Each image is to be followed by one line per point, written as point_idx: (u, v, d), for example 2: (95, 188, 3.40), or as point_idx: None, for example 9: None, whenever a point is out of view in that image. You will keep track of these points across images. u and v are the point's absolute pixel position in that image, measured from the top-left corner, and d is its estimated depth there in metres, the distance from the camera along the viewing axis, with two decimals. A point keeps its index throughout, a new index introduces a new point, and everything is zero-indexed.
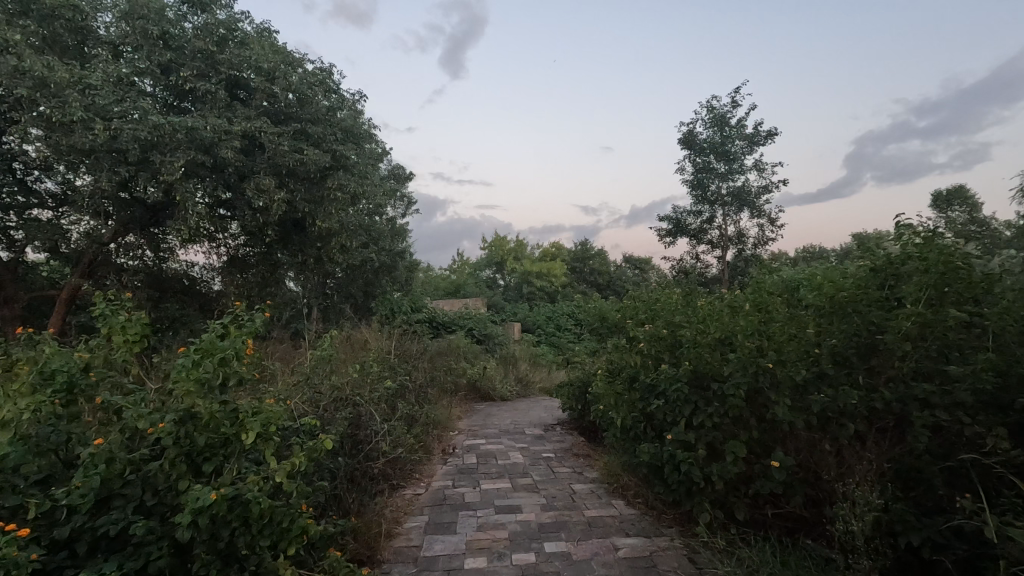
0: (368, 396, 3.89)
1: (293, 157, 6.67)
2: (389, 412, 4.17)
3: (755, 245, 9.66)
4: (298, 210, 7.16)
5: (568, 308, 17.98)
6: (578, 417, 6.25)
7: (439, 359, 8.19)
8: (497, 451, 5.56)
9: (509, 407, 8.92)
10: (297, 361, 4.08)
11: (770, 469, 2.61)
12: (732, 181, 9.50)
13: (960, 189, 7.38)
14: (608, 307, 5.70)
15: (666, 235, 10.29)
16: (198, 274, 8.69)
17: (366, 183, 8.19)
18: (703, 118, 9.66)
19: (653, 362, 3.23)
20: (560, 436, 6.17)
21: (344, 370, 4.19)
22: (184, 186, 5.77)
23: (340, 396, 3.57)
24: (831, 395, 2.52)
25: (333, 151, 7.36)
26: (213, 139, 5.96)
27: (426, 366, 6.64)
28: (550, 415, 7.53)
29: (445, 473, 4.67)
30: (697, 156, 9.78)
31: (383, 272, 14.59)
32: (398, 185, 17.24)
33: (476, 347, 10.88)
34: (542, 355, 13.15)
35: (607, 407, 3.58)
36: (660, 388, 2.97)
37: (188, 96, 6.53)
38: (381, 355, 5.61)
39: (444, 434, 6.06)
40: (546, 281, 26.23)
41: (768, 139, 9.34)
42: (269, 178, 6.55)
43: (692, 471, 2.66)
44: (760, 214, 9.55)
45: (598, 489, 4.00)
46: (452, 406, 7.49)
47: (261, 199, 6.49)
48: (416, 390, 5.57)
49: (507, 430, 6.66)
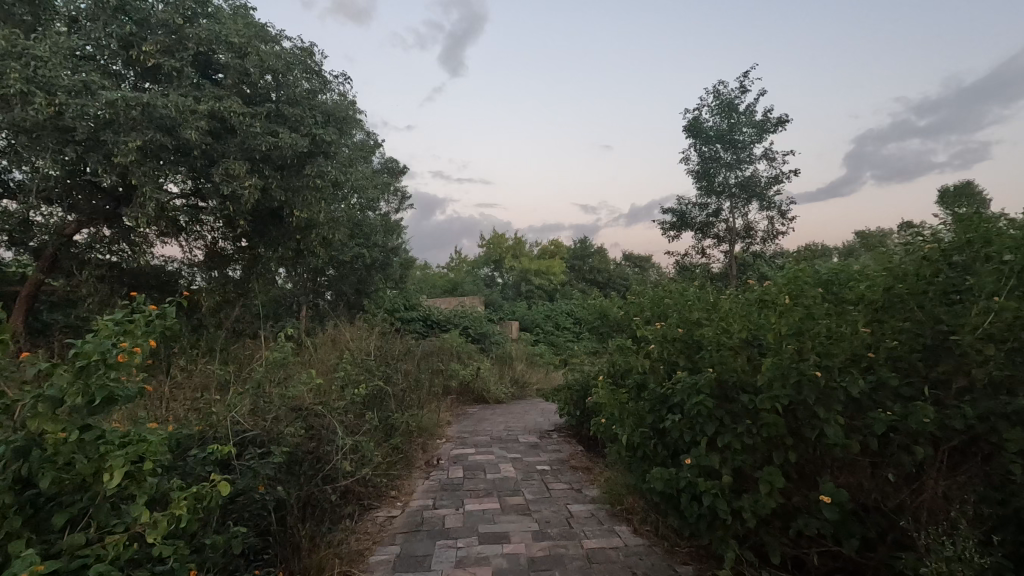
0: (332, 405, 3.36)
1: (267, 140, 6.15)
2: (356, 422, 3.65)
3: (764, 239, 9.12)
4: (275, 198, 6.63)
5: (567, 307, 17.42)
6: (576, 423, 5.74)
7: (428, 360, 7.67)
8: (486, 462, 5.03)
9: (503, 410, 8.40)
10: (253, 364, 3.55)
11: (814, 504, 2.10)
12: (740, 171, 8.96)
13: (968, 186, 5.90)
14: (610, 303, 5.17)
15: (670, 228, 9.75)
16: (177, 269, 8.05)
17: (349, 172, 7.65)
18: (709, 104, 9.10)
19: (665, 366, 2.71)
20: (556, 445, 5.63)
21: (306, 375, 3.66)
22: (141, 169, 5.27)
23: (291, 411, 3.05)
24: (893, 411, 2.00)
25: (312, 134, 6.81)
26: (176, 120, 5.40)
27: (412, 368, 6.10)
28: (547, 420, 7.02)
29: (426, 490, 4.14)
30: (702, 145, 9.24)
31: (377, 269, 14.00)
32: (392, 179, 16.68)
33: (470, 346, 10.35)
34: (540, 355, 12.62)
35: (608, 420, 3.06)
36: (675, 400, 2.45)
37: (153, 73, 5.98)
38: (359, 357, 5.08)
39: (429, 442, 5.53)
40: (544, 279, 25.72)
41: (779, 126, 8.79)
42: (240, 162, 6.03)
43: (718, 506, 2.14)
44: (770, 207, 9.01)
45: (599, 512, 3.48)
46: (441, 410, 6.96)
47: (230, 185, 5.96)
48: (396, 395, 5.03)
49: (499, 437, 6.12)
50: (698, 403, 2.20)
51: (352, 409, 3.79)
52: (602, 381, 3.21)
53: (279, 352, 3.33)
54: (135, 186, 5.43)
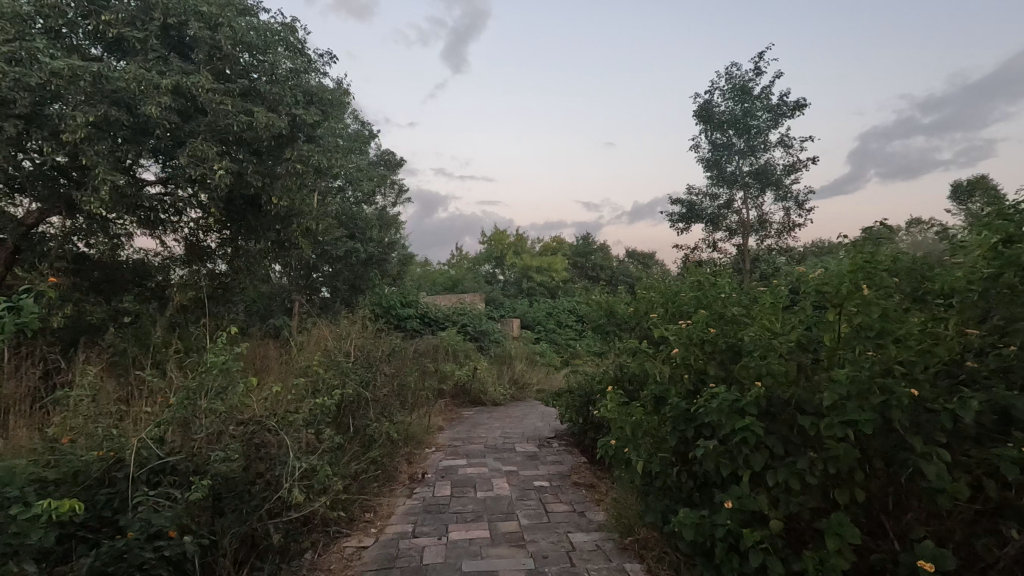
0: (288, 418, 2.82)
1: (241, 118, 5.64)
2: (321, 436, 3.11)
3: (779, 232, 8.55)
4: (251, 184, 6.10)
5: (569, 305, 16.86)
6: (578, 431, 5.20)
7: (418, 360, 7.14)
8: (478, 476, 4.48)
9: (501, 413, 7.86)
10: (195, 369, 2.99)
11: (901, 566, 1.57)
12: (754, 159, 8.39)
13: (983, 178, 5.49)
14: (617, 298, 4.62)
15: (679, 220, 9.18)
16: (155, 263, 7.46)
17: (335, 158, 7.13)
18: (722, 87, 8.50)
19: (692, 376, 2.17)
20: (557, 456, 5.09)
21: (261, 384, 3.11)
22: (93, 148, 4.73)
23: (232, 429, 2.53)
24: (1017, 445, 1.46)
25: (291, 115, 6.27)
26: (135, 94, 4.88)
27: (399, 371, 5.57)
28: (547, 426, 6.48)
29: (406, 512, 3.61)
30: (714, 131, 8.67)
31: (373, 265, 13.48)
32: (388, 171, 16.11)
33: (467, 345, 9.82)
34: (541, 354, 12.06)
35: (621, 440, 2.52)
36: (707, 422, 1.90)
37: (116, 47, 5.43)
38: (336, 359, 4.54)
39: (415, 454, 4.99)
40: (546, 276, 25.15)
41: (795, 110, 8.19)
42: (211, 143, 5.52)
43: (772, 567, 1.60)
44: (786, 197, 8.43)
45: (606, 544, 2.94)
46: (432, 416, 6.42)
47: (197, 169, 5.43)
48: (378, 401, 4.50)
49: (494, 446, 5.58)
50: (745, 431, 1.66)
51: (317, 422, 3.25)
52: (611, 391, 2.67)
53: (225, 354, 2.81)
54: (88, 168, 4.90)
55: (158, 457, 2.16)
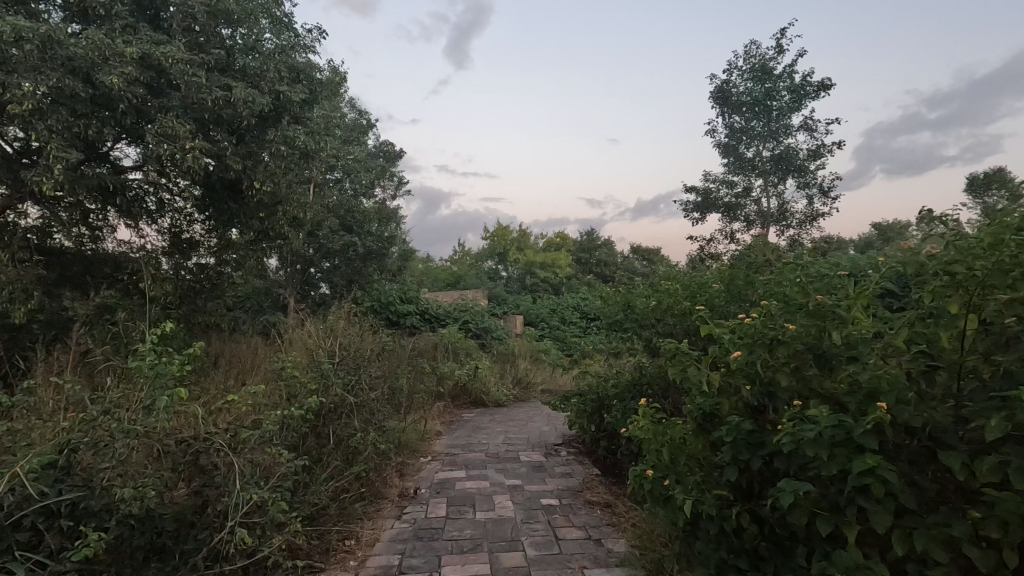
0: (241, 436, 2.30)
1: (218, 92, 5.13)
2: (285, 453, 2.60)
3: (802, 223, 8.00)
4: (231, 168, 5.60)
5: (574, 301, 16.33)
6: (589, 439, 4.70)
7: (414, 360, 6.62)
8: (478, 492, 3.96)
9: (503, 415, 7.34)
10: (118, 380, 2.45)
11: None
12: (774, 143, 7.84)
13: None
14: (634, 291, 4.09)
15: (693, 209, 8.63)
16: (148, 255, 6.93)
17: (324, 142, 6.62)
18: (741, 67, 7.92)
19: (758, 388, 1.65)
20: (565, 467, 4.56)
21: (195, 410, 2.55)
22: (45, 122, 4.24)
23: (167, 451, 2.05)
24: None
25: (275, 93, 5.73)
26: (93, 62, 4.39)
27: (391, 372, 5.06)
28: (555, 431, 5.97)
29: (394, 538, 3.10)
30: (733, 114, 8.11)
31: (371, 258, 12.95)
32: (388, 163, 15.57)
33: (467, 342, 9.31)
34: (545, 352, 11.53)
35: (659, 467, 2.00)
36: (790, 454, 1.40)
37: (80, 14, 4.92)
38: (319, 360, 4.04)
39: (407, 465, 4.49)
40: (549, 272, 24.62)
41: (820, 90, 7.57)
42: (186, 121, 5.01)
43: None
44: (809, 185, 7.87)
45: None
46: (429, 420, 5.91)
47: (168, 148, 4.91)
48: (365, 407, 3.99)
49: (495, 454, 5.06)
50: (869, 480, 1.14)
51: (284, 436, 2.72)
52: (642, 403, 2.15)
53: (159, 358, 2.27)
54: (42, 145, 4.43)
55: (46, 494, 1.72)
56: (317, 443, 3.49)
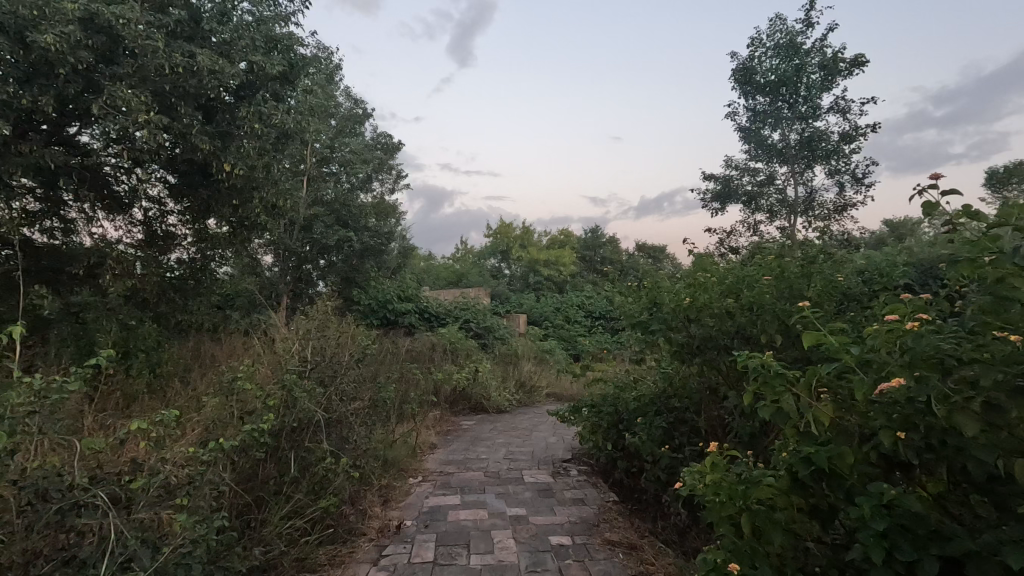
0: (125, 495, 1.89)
1: (179, 58, 4.46)
2: (204, 509, 2.07)
3: (832, 213, 7.31)
4: (198, 149, 4.99)
5: (580, 300, 15.66)
6: (604, 458, 4.05)
7: (406, 365, 5.98)
8: (474, 526, 3.30)
9: (506, 423, 6.70)
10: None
11: None
12: (803, 127, 7.21)
13: None
14: (659, 286, 3.44)
15: (711, 198, 7.96)
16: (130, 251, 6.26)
17: (308, 122, 6.00)
18: (766, 43, 7.22)
19: None
20: (577, 492, 3.91)
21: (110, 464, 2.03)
22: None
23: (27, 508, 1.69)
24: None
25: (247, 63, 5.09)
26: (26, 21, 3.80)
27: (378, 379, 4.41)
28: (563, 444, 5.32)
29: None
30: (756, 95, 7.43)
31: (370, 255, 12.27)
32: (386, 156, 14.89)
33: (467, 342, 8.66)
34: (551, 354, 10.85)
35: (738, 536, 1.38)
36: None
37: None
38: (286, 367, 3.41)
39: (390, 490, 3.84)
40: (554, 270, 24.00)
41: (855, 68, 6.87)
42: (143, 91, 4.37)
43: None
44: (839, 171, 7.21)
45: None
46: (421, 432, 5.28)
47: (117, 121, 4.25)
48: (340, 425, 3.35)
49: (495, 474, 4.42)
50: None
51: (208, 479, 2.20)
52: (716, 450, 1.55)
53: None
54: None
55: None
56: (275, 471, 2.87)
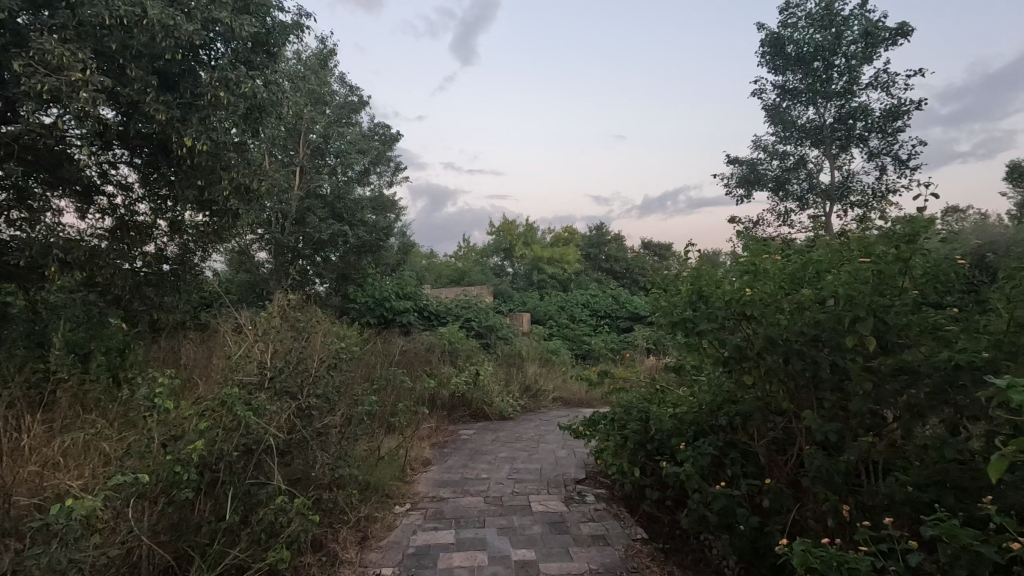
0: None
1: (124, 8, 3.80)
2: None
3: (871, 199, 6.62)
4: (156, 122, 4.33)
5: (586, 298, 14.96)
6: (629, 485, 3.36)
7: (397, 371, 5.28)
8: None
9: (509, 432, 6.02)
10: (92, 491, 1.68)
11: None
12: (839, 104, 6.51)
13: None
14: (700, 273, 2.73)
15: (735, 185, 7.27)
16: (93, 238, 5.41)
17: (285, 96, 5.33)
18: (798, 12, 6.54)
19: None
20: (597, 526, 3.22)
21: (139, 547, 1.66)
22: None
23: None
24: None
25: (209, 20, 4.41)
26: None
27: (358, 389, 3.74)
28: (575, 461, 4.64)
29: None
30: (786, 71, 6.76)
31: (367, 252, 11.60)
32: (383, 146, 14.16)
33: (467, 342, 7.96)
34: (557, 355, 10.14)
35: None
36: None
37: None
38: (236, 378, 2.73)
39: (370, 525, 3.16)
40: (557, 267, 23.27)
41: (900, 36, 6.17)
42: (80, 47, 3.71)
43: None
44: (879, 152, 6.51)
45: None
46: (411, 447, 4.58)
47: (44, 79, 3.56)
48: (304, 450, 2.70)
49: (498, 500, 3.73)
50: None
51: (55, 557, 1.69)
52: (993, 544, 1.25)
53: None
54: None
55: None
56: (212, 514, 2.26)
